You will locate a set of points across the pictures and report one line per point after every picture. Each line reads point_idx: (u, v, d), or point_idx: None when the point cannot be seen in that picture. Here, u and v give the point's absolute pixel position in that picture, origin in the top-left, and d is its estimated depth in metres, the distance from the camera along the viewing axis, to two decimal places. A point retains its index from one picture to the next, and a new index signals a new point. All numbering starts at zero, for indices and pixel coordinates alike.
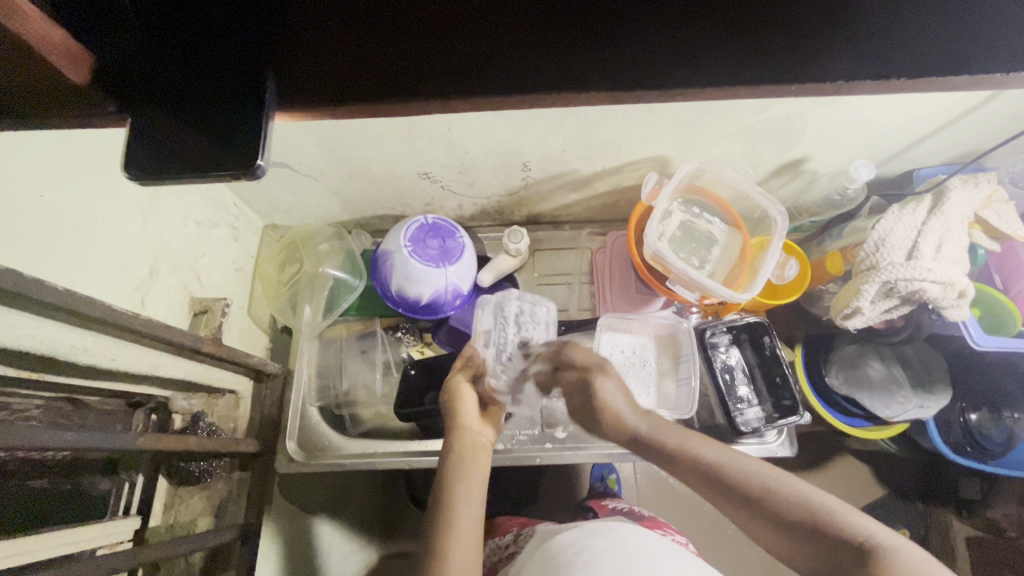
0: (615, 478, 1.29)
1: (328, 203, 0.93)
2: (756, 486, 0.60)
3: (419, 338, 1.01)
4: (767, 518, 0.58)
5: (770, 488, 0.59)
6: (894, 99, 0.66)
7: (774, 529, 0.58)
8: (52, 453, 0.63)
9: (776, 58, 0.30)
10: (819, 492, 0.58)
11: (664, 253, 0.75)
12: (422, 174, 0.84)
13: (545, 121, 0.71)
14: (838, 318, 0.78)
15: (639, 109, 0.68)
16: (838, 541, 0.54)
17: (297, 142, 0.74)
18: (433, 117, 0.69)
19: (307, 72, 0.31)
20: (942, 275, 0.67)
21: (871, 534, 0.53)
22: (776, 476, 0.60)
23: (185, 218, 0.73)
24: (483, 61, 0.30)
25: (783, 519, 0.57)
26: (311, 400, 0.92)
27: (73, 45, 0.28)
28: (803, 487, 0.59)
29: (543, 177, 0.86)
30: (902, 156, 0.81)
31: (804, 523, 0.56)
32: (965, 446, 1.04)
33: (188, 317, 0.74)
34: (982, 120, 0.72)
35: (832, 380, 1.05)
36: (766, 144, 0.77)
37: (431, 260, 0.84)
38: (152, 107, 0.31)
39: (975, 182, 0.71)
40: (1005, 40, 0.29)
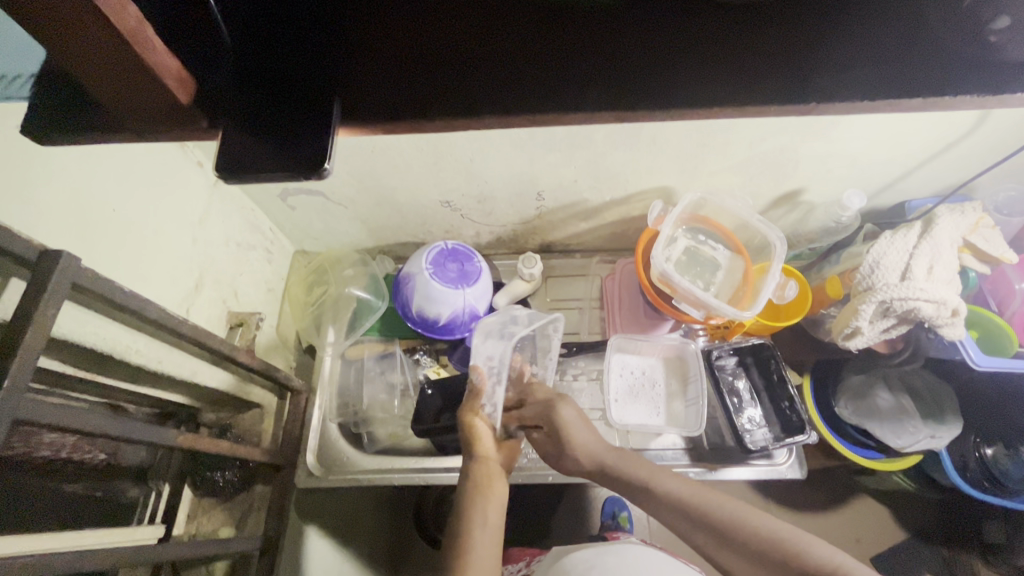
0: (626, 517, 1.25)
1: (355, 231, 1.00)
2: (723, 517, 0.62)
3: (436, 360, 1.03)
4: (740, 550, 0.60)
5: (736, 520, 0.61)
6: (878, 132, 0.73)
7: (746, 560, 0.60)
8: (91, 455, 0.67)
9: (768, 80, 0.36)
10: (777, 521, 0.61)
11: (670, 273, 0.79)
12: (444, 203, 0.91)
13: (557, 153, 0.78)
14: (840, 339, 0.81)
15: (643, 142, 0.75)
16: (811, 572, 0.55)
17: (333, 172, 0.81)
18: (457, 148, 0.76)
19: (362, 100, 0.38)
20: (934, 294, 0.71)
21: (838, 563, 0.55)
22: (741, 508, 0.62)
23: (227, 239, 0.80)
24: (517, 87, 0.37)
25: (755, 552, 0.59)
26: (331, 416, 0.95)
27: (183, 72, 0.35)
28: (765, 519, 0.61)
29: (555, 206, 0.92)
30: (893, 188, 0.87)
31: (773, 556, 0.58)
32: (982, 481, 1.04)
33: (225, 329, 0.80)
34: (965, 154, 0.78)
35: (841, 411, 1.08)
36: (762, 176, 0.84)
37: (450, 282, 0.89)
38: (239, 127, 0.37)
39: (961, 211, 0.76)
40: (947, 70, 0.35)
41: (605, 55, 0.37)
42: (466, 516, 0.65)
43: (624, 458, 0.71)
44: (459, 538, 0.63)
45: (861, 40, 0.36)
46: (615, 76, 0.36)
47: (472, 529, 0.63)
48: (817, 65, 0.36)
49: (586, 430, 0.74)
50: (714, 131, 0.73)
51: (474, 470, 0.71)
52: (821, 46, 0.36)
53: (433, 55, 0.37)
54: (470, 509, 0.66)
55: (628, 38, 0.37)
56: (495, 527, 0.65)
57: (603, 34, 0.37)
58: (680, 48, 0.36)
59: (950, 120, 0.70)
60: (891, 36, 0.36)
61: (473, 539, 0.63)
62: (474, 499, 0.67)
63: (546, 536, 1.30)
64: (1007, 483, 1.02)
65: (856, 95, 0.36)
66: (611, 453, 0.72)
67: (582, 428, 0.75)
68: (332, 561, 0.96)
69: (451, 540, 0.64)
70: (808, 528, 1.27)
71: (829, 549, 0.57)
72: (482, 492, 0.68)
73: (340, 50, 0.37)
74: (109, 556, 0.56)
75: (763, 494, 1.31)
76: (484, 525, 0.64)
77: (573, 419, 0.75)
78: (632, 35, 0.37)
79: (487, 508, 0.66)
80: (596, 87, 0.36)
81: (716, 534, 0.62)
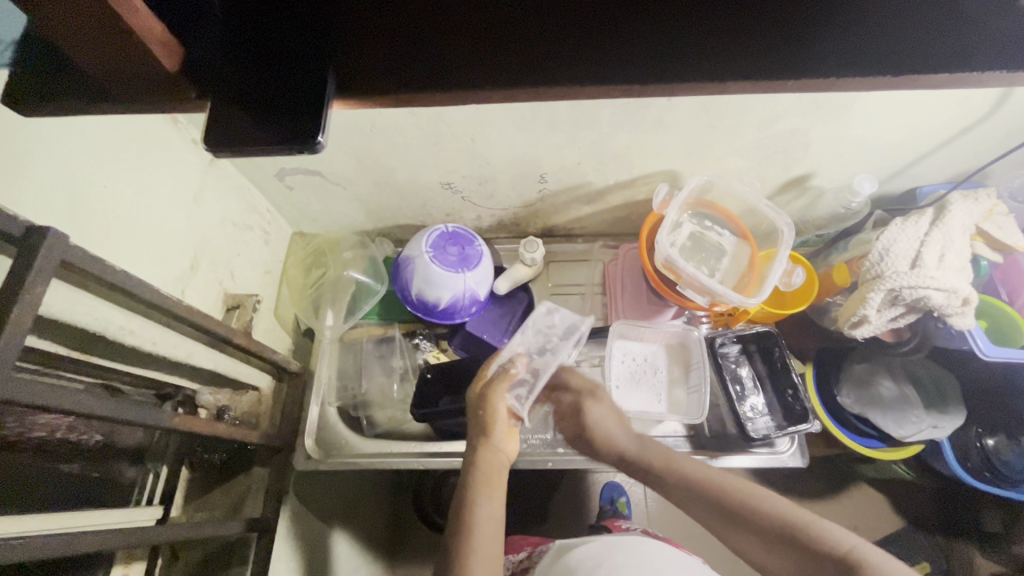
0: (624, 502, 1.27)
1: (354, 213, 0.98)
2: (738, 500, 0.62)
3: (436, 345, 1.01)
4: (755, 534, 0.60)
5: (750, 504, 0.61)
6: (894, 112, 0.70)
7: (760, 544, 0.59)
8: (88, 437, 0.67)
9: (787, 52, 0.34)
10: (791, 505, 0.60)
11: (675, 259, 0.77)
12: (444, 185, 0.89)
13: (561, 133, 0.75)
14: (846, 328, 0.80)
15: (651, 122, 0.73)
16: (822, 554, 0.55)
17: (330, 151, 0.79)
18: (458, 127, 0.73)
19: (352, 71, 0.36)
20: (945, 282, 0.69)
21: (852, 544, 0.54)
22: (755, 492, 0.62)
23: (223, 219, 0.78)
24: (522, 59, 0.35)
25: (768, 536, 0.59)
26: (330, 399, 0.95)
27: (167, 34, 0.33)
28: (779, 502, 0.60)
29: (558, 189, 0.90)
30: (904, 174, 0.85)
31: (785, 536, 0.57)
32: (983, 471, 1.04)
33: (221, 311, 0.78)
34: (981, 138, 0.76)
35: (843, 400, 1.08)
36: (772, 160, 0.82)
37: (450, 265, 0.88)
38: (224, 97, 0.35)
39: (975, 197, 0.74)
40: (972, 42, 0.33)
41: (615, 31, 0.34)
42: (472, 499, 0.66)
43: (649, 445, 0.73)
44: (463, 515, 0.65)
45: (886, 11, 0.34)
46: (628, 52, 0.34)
47: (477, 506, 0.65)
48: (838, 42, 0.34)
49: (615, 424, 0.77)
50: (724, 111, 0.70)
51: (484, 453, 0.72)
52: (843, 20, 0.34)
53: (431, 24, 0.35)
54: (479, 493, 0.67)
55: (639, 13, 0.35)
56: (499, 509, 0.67)
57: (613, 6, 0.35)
58: (690, 11, 0.34)
59: (968, 101, 0.68)
60: (914, 5, 0.34)
61: (478, 518, 0.65)
62: (484, 485, 0.68)
63: (545, 520, 1.31)
64: (1009, 474, 1.03)
65: (877, 72, 0.34)
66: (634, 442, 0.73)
67: (611, 423, 0.78)
68: (332, 544, 0.96)
69: (454, 521, 0.66)
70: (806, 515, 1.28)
71: (844, 531, 0.56)
72: (490, 480, 0.69)
73: (331, 15, 0.35)
74: (107, 539, 0.56)
75: (763, 483, 1.31)
76: (491, 510, 0.65)
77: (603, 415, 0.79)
78: (643, 9, 0.34)
79: (494, 495, 0.68)
80: (603, 65, 0.35)
81: (733, 518, 0.62)
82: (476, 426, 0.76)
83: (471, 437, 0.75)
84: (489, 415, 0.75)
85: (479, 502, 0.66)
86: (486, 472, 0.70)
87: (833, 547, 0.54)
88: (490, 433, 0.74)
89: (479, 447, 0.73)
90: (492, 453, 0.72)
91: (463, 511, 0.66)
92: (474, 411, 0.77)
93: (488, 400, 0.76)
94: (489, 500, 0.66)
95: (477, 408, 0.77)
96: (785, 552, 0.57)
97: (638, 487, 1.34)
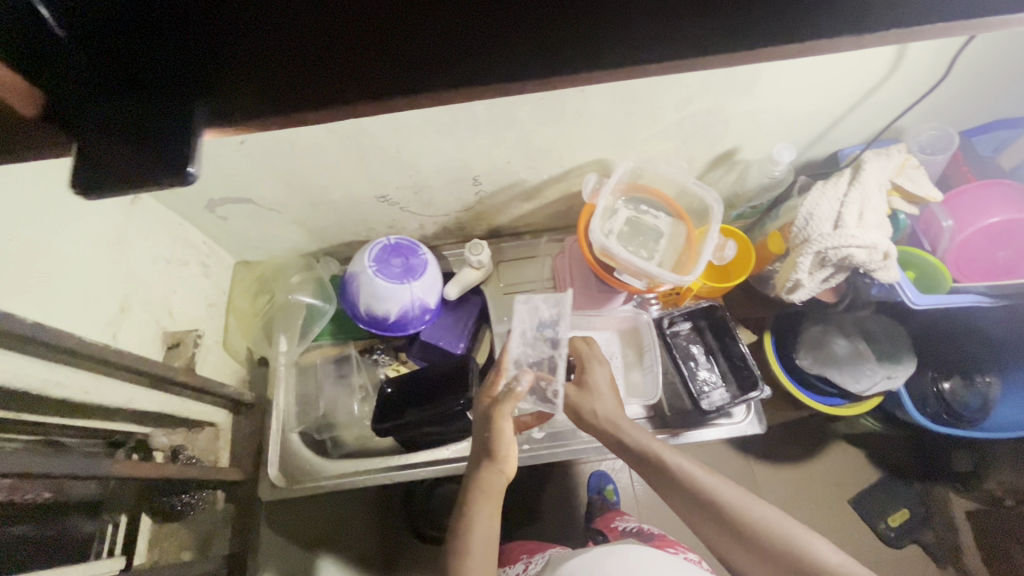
0: (612, 489, 1.29)
1: (295, 235, 0.97)
2: (732, 506, 0.64)
3: (394, 358, 1.02)
4: (744, 540, 0.63)
5: (745, 510, 0.63)
6: (800, 80, 0.73)
7: (745, 551, 0.63)
8: (35, 494, 0.63)
9: (700, 30, 0.29)
10: (775, 512, 0.63)
11: (610, 246, 0.79)
12: (379, 198, 0.88)
13: (485, 134, 0.76)
14: (784, 293, 0.82)
15: (570, 114, 0.74)
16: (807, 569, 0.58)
17: (256, 176, 0.78)
18: (380, 138, 0.73)
19: (214, 96, 0.31)
20: (865, 239, 0.72)
21: (833, 561, 0.58)
22: (749, 499, 0.64)
23: (154, 257, 0.77)
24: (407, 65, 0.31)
25: (759, 543, 0.61)
26: (292, 426, 0.93)
27: (24, 81, 0.29)
28: (769, 510, 0.63)
29: (495, 190, 0.91)
30: (824, 138, 0.88)
31: (774, 549, 0.61)
32: (943, 414, 1.09)
33: (161, 349, 0.77)
34: (888, 96, 0.78)
35: (801, 361, 1.12)
36: (695, 138, 0.84)
37: (395, 277, 0.88)
38: (94, 141, 0.31)
39: (887, 154, 0.77)
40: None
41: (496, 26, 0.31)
42: (472, 522, 0.64)
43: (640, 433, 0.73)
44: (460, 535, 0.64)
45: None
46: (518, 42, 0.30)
47: (476, 529, 0.64)
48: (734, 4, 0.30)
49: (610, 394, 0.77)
50: (636, 95, 0.72)
51: (486, 474, 0.67)
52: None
53: (303, 37, 0.31)
54: (478, 519, 0.64)
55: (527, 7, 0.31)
56: (496, 526, 0.66)
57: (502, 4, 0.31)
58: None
59: (866, 62, 0.70)
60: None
61: (475, 541, 0.64)
62: (485, 510, 0.64)
63: (537, 518, 1.32)
64: (966, 414, 1.08)
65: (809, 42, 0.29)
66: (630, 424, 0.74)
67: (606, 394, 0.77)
68: None
69: (452, 536, 0.65)
70: (783, 479, 1.32)
71: (826, 546, 0.60)
72: (492, 502, 0.65)
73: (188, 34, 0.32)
74: None
75: (742, 452, 1.35)
76: (487, 535, 0.64)
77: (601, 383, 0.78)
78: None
79: (494, 516, 0.65)
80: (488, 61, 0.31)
81: (723, 520, 0.64)
82: (480, 443, 0.68)
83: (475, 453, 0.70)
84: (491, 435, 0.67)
85: (478, 527, 0.64)
86: (488, 495, 0.66)
87: (821, 565, 0.58)
88: (496, 456, 0.67)
89: (480, 466, 0.68)
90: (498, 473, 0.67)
91: (461, 529, 0.65)
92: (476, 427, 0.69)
93: (494, 424, 0.67)
94: (489, 526, 0.64)
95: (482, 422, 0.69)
96: (769, 562, 0.61)
97: (623, 473, 1.36)
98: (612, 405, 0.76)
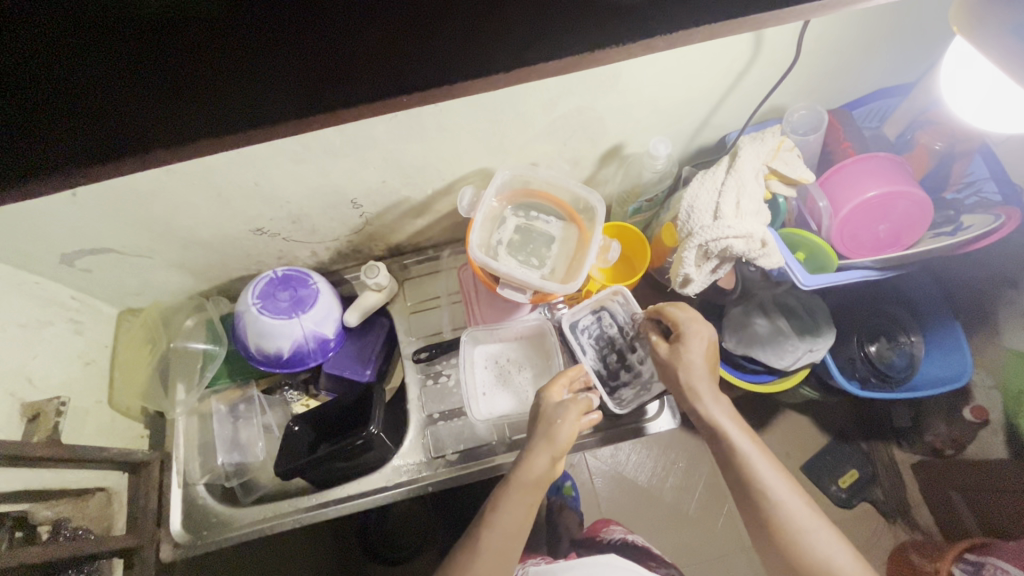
0: (570, 485, 1.30)
1: (179, 277, 0.92)
2: (791, 529, 0.63)
3: (305, 393, 0.99)
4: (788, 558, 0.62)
5: (805, 539, 0.62)
6: (659, 74, 0.71)
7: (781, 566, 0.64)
8: None
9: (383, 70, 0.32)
10: (837, 546, 0.61)
11: (490, 261, 0.76)
12: (257, 231, 0.84)
13: (346, 157, 0.72)
14: (677, 288, 0.81)
15: (432, 128, 0.71)
16: None
17: (110, 226, 0.74)
18: (233, 171, 0.69)
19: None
20: (740, 229, 0.71)
21: None
22: (817, 531, 0.62)
23: (2, 323, 0.71)
24: (134, 116, 0.32)
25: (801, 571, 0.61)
26: (196, 478, 0.89)
27: None
28: (828, 543, 0.62)
29: (379, 210, 0.87)
30: (708, 125, 0.86)
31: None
32: (869, 377, 1.10)
33: (19, 425, 0.71)
34: (757, 80, 0.77)
35: (726, 344, 1.11)
36: (575, 138, 0.81)
37: (282, 312, 0.84)
38: None
39: (761, 138, 0.76)
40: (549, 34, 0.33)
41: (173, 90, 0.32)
42: (503, 503, 0.68)
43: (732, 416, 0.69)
44: (490, 507, 0.69)
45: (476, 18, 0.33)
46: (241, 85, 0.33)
47: (502, 507, 0.68)
48: (442, 52, 0.33)
49: (703, 371, 0.70)
50: (493, 104, 0.69)
51: (525, 466, 0.70)
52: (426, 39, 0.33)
53: None
54: (514, 497, 0.68)
55: (242, 34, 0.33)
56: (527, 517, 0.69)
57: (235, 39, 0.32)
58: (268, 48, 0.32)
59: (724, 52, 0.69)
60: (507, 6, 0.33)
61: (503, 514, 0.68)
62: (523, 493, 0.68)
63: None
64: (892, 373, 1.10)
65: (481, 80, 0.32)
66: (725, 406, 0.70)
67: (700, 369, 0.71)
68: None
69: (484, 508, 0.70)
70: None
71: None
72: (527, 491, 0.69)
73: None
74: None
75: (687, 435, 1.35)
76: (516, 516, 0.68)
77: (696, 356, 0.71)
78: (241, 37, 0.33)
79: (528, 506, 0.69)
80: (188, 111, 0.32)
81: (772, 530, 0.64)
82: (539, 433, 0.73)
83: (528, 440, 0.73)
84: (548, 431, 0.72)
85: (505, 507, 0.68)
86: (525, 486, 0.69)
87: None
88: (550, 451, 0.71)
89: (523, 459, 0.71)
90: (536, 468, 0.70)
91: (494, 504, 0.69)
92: (538, 417, 0.74)
93: (561, 419, 0.72)
94: (521, 508, 0.68)
95: (549, 415, 0.74)
96: None
97: (580, 468, 1.35)
98: (701, 381, 0.70)
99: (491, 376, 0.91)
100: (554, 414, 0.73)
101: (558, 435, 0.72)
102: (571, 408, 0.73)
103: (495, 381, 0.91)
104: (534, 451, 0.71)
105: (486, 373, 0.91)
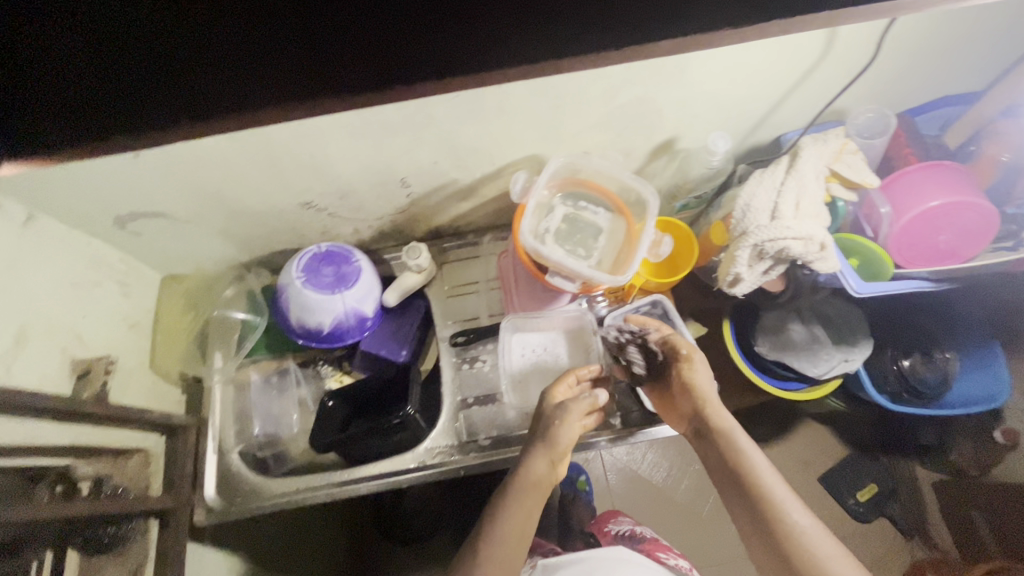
0: (585, 479, 1.29)
1: (223, 247, 0.92)
2: (795, 542, 0.62)
3: (338, 368, 0.99)
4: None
5: (811, 552, 0.61)
6: (726, 67, 0.69)
7: None
8: None
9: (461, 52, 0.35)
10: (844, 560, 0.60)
11: (539, 248, 0.75)
12: (304, 205, 0.84)
13: (403, 134, 0.72)
14: (726, 287, 0.80)
15: (491, 109, 0.70)
16: None
17: (163, 189, 0.74)
18: (290, 142, 0.69)
19: (111, 106, 0.36)
20: (801, 231, 0.69)
21: None
22: (823, 543, 0.61)
23: (56, 279, 0.72)
24: (218, 86, 0.35)
25: None
26: (230, 445, 0.90)
27: None
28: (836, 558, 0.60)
29: (425, 191, 0.87)
30: (765, 124, 0.85)
31: None
32: (902, 393, 1.08)
33: (69, 381, 0.72)
34: (823, 80, 0.76)
35: (759, 349, 1.09)
36: (630, 129, 0.80)
37: (325, 287, 0.84)
38: None
39: (824, 139, 0.74)
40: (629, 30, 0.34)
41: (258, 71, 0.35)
42: (504, 505, 0.69)
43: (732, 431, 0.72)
44: (492, 511, 0.70)
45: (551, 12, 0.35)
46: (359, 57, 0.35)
47: (503, 512, 0.69)
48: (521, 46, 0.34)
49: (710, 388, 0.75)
50: (556, 89, 0.68)
51: (526, 469, 0.72)
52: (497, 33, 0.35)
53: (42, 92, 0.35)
54: (514, 499, 0.70)
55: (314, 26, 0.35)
56: (527, 521, 0.69)
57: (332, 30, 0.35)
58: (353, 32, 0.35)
59: (794, 48, 0.67)
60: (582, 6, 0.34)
61: (504, 517, 0.69)
62: (522, 494, 0.70)
63: None
64: (926, 390, 1.06)
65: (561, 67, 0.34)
66: (726, 419, 0.73)
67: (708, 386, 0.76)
68: None
69: (485, 512, 0.71)
70: None
71: None
72: (527, 492, 0.70)
73: (102, 37, 0.36)
74: None
75: None
76: (512, 520, 0.68)
77: (703, 373, 0.76)
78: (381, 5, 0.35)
79: (531, 508, 0.70)
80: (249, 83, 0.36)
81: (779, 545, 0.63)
82: (539, 436, 0.75)
83: (528, 442, 0.76)
84: (549, 432, 0.74)
85: (503, 514, 0.69)
86: (525, 486, 0.70)
87: None
88: (549, 453, 0.73)
89: (524, 461, 0.73)
90: (533, 470, 0.72)
91: (496, 507, 0.70)
92: (538, 421, 0.77)
93: (562, 419, 0.74)
94: (521, 510, 0.69)
95: (549, 417, 0.76)
96: None
97: (595, 462, 1.35)
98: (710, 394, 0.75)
99: (529, 365, 0.91)
100: (552, 417, 0.76)
101: (557, 437, 0.74)
102: (569, 410, 0.75)
103: (533, 370, 0.91)
104: (534, 454, 0.73)
105: (524, 361, 0.91)
